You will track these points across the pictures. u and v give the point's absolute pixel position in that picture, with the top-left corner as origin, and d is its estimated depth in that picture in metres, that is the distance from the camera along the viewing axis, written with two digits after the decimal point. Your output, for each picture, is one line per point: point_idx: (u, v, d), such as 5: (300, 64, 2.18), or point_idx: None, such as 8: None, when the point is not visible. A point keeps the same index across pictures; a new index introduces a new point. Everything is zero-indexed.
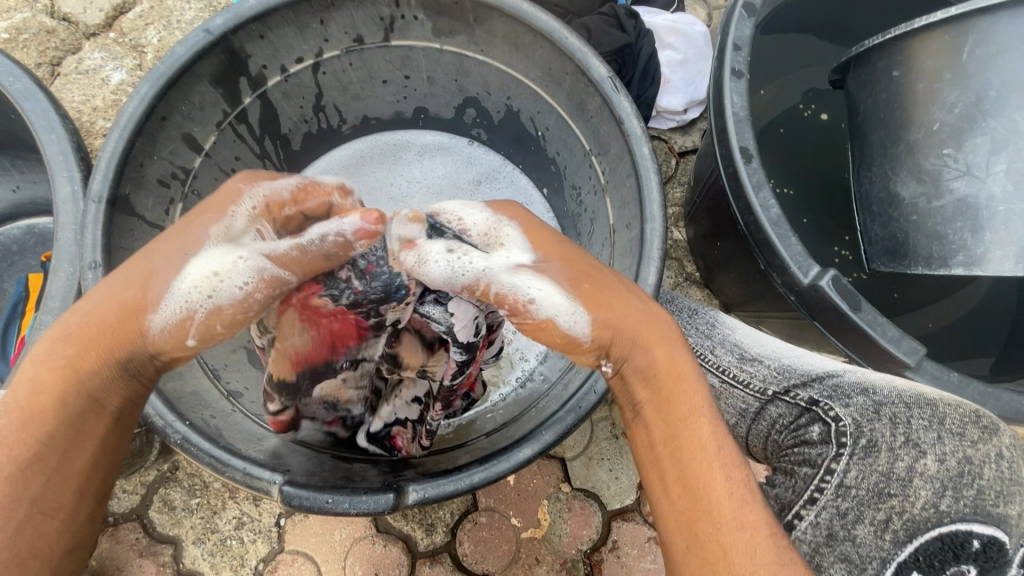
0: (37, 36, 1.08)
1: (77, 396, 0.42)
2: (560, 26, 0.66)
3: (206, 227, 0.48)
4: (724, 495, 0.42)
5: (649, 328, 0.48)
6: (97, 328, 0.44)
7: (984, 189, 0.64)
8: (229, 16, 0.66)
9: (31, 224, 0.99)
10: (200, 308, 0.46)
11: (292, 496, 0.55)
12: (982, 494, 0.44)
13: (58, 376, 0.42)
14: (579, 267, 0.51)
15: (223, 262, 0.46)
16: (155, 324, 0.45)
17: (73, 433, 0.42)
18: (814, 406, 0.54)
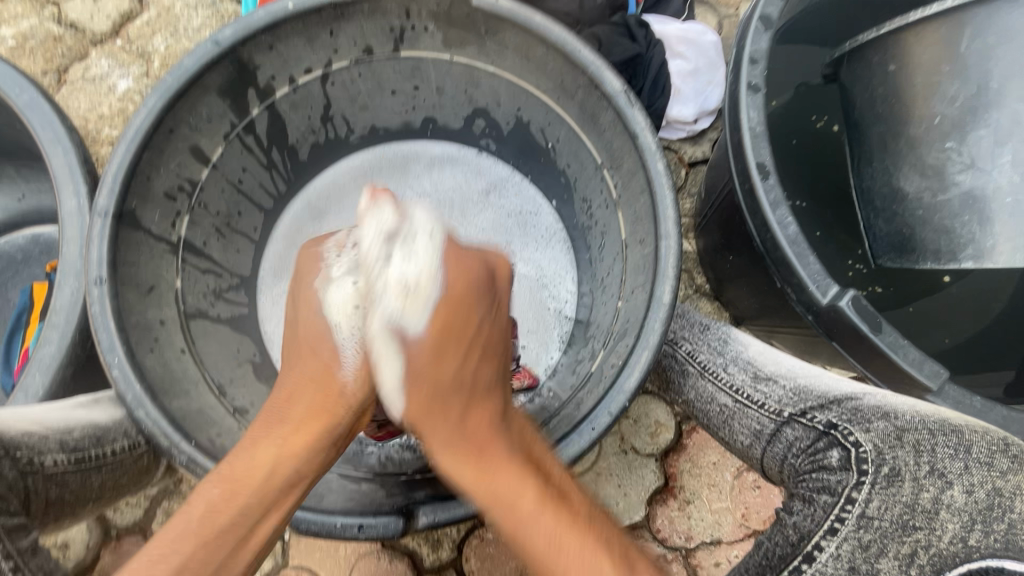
0: (43, 43, 1.08)
1: (332, 418, 0.55)
2: (573, 39, 0.65)
3: (314, 278, 0.60)
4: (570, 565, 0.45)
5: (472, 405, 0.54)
6: (303, 399, 0.56)
7: (990, 181, 0.67)
8: (238, 27, 0.65)
9: (35, 233, 0.97)
10: (367, 338, 0.58)
11: (301, 521, 0.54)
12: (1014, 529, 0.43)
13: (273, 447, 0.52)
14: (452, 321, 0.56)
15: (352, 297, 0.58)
16: (344, 370, 0.57)
17: (316, 437, 0.54)
18: (832, 430, 0.52)
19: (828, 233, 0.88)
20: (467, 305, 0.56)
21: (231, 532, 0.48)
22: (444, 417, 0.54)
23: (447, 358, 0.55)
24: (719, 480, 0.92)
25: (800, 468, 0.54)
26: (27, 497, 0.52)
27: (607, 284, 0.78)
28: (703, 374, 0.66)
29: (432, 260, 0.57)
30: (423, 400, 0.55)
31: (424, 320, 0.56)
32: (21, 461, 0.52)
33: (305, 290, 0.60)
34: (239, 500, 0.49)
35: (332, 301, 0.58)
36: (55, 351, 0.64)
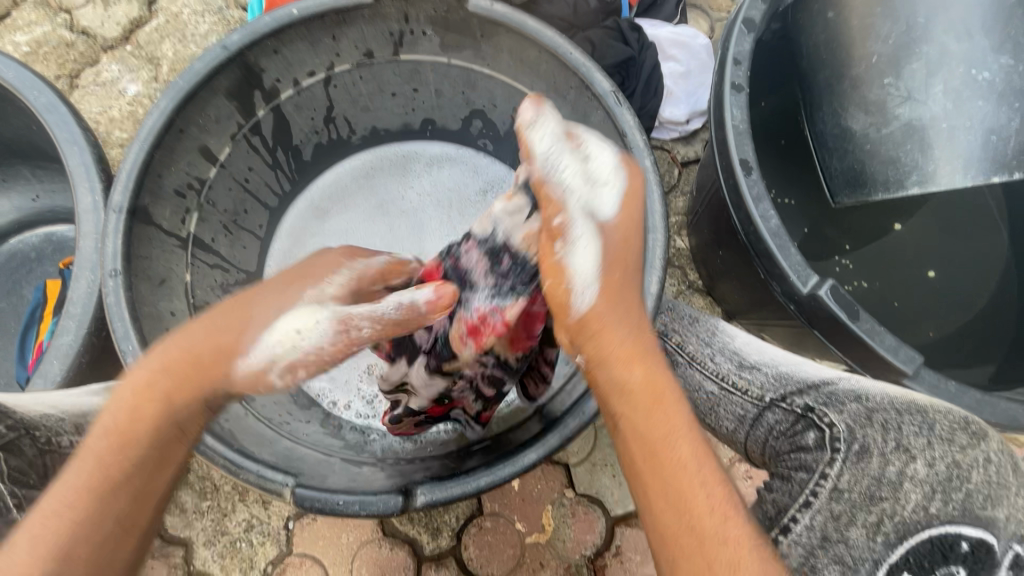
0: (56, 49, 1.11)
1: (173, 424, 0.48)
2: (564, 42, 0.68)
3: (302, 290, 0.55)
4: (706, 512, 0.44)
5: (627, 348, 0.52)
6: (186, 354, 0.50)
7: (926, 110, 0.75)
8: (245, 32, 0.68)
9: (49, 232, 1.01)
10: (281, 359, 0.52)
11: (304, 498, 0.56)
12: (971, 497, 0.45)
13: (156, 396, 0.48)
14: (619, 254, 0.56)
15: (307, 321, 0.53)
16: (240, 364, 0.51)
17: (160, 453, 0.47)
18: (809, 413, 0.55)
19: (815, 230, 0.93)
20: (636, 226, 0.57)
21: (119, 493, 0.44)
22: (621, 311, 0.54)
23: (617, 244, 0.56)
24: None
25: (780, 449, 0.56)
26: (49, 471, 0.57)
27: None
28: (690, 364, 0.67)
29: (615, 176, 0.57)
30: (615, 288, 0.55)
31: (610, 219, 0.56)
32: (40, 438, 0.56)
33: (284, 296, 0.55)
34: (86, 505, 0.43)
35: (287, 320, 0.53)
36: (72, 340, 0.67)
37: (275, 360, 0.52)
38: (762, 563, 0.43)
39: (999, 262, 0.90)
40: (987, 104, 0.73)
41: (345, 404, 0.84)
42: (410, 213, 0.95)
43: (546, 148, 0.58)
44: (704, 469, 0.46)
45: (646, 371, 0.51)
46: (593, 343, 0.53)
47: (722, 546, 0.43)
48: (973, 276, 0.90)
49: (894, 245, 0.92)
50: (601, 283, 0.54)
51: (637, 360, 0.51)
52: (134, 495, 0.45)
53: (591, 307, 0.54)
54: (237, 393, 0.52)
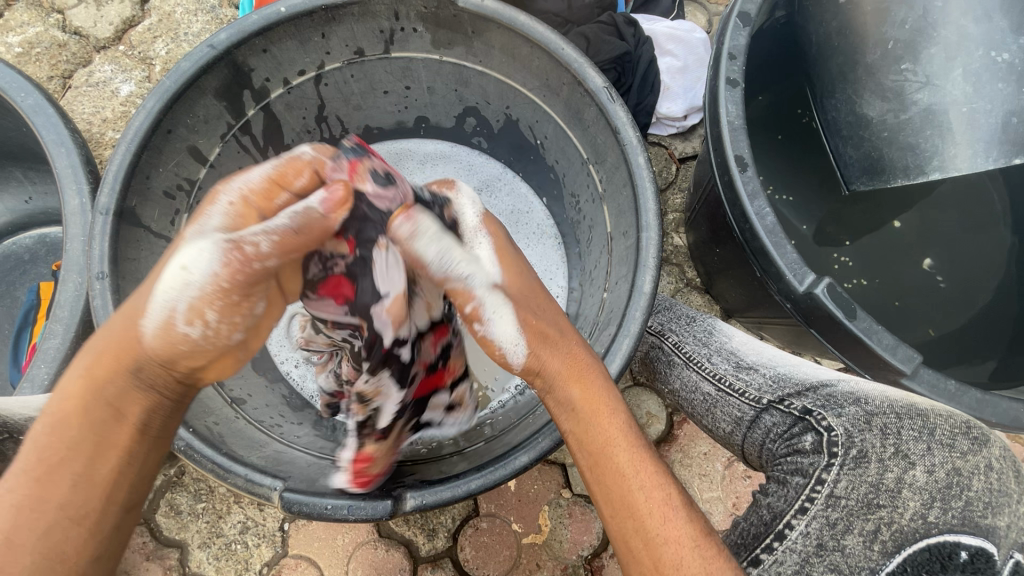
0: (49, 49, 1.11)
1: (98, 403, 0.44)
2: (555, 38, 0.67)
3: (185, 231, 0.48)
4: (651, 515, 0.46)
5: (570, 369, 0.53)
6: (107, 336, 0.46)
7: (945, 95, 0.77)
8: (232, 31, 0.67)
9: (43, 234, 1.01)
10: (180, 302, 0.45)
11: (293, 502, 0.56)
12: (970, 505, 0.44)
13: (78, 379, 0.45)
14: (530, 294, 0.58)
15: (191, 256, 0.46)
16: (149, 326, 0.45)
17: (91, 438, 0.43)
18: (808, 415, 0.54)
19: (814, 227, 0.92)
20: (520, 267, 0.60)
21: (59, 479, 0.42)
22: (551, 345, 0.54)
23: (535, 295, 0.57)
24: (710, 470, 0.93)
25: (777, 452, 0.56)
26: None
27: (595, 277, 0.79)
28: (687, 364, 0.68)
29: (479, 229, 0.62)
30: (539, 330, 0.55)
31: (501, 275, 0.58)
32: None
33: (175, 243, 0.48)
34: (51, 495, 0.41)
35: (178, 257, 0.46)
36: (60, 343, 0.67)
37: (183, 310, 0.45)
38: (704, 552, 0.44)
39: (1004, 258, 0.88)
40: (1006, 86, 0.75)
41: None
42: None
43: (435, 250, 0.57)
44: (646, 466, 0.48)
45: (585, 392, 0.51)
46: (537, 379, 0.55)
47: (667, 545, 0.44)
48: (976, 272, 0.88)
49: (895, 241, 0.91)
50: (526, 335, 0.55)
51: (576, 382, 0.52)
52: (78, 477, 0.42)
53: (528, 357, 0.54)
54: (165, 365, 0.46)
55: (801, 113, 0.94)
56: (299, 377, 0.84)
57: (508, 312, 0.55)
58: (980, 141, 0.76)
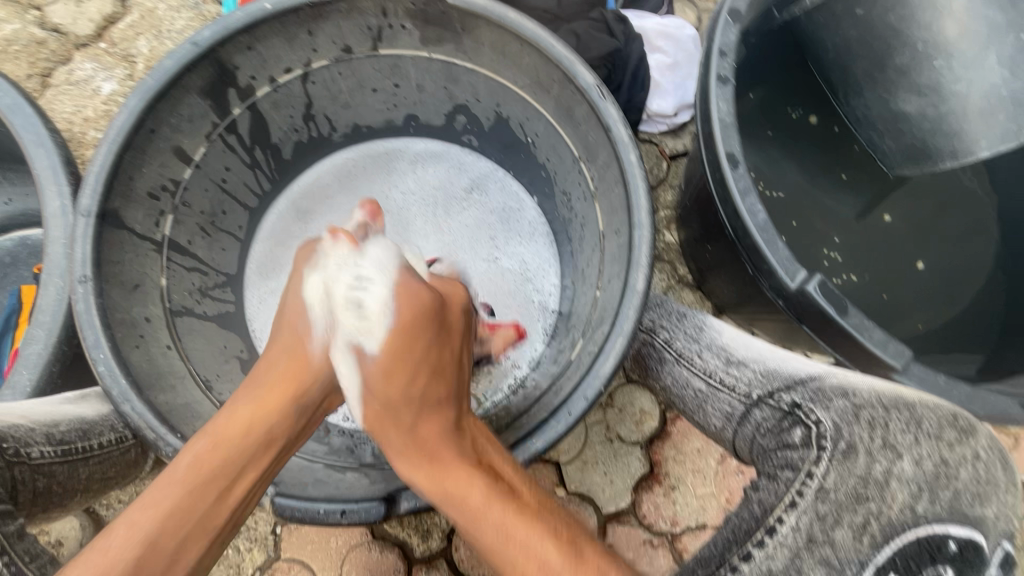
0: (27, 47, 1.08)
1: (261, 433, 0.54)
2: (545, 34, 0.67)
3: (302, 272, 0.63)
4: (529, 568, 0.46)
5: (414, 448, 0.56)
6: (277, 369, 0.59)
7: (985, 80, 0.75)
8: (216, 28, 0.66)
9: (24, 236, 0.98)
10: (337, 324, 0.60)
11: (284, 507, 0.56)
12: (958, 496, 0.46)
13: (248, 413, 0.55)
14: (402, 371, 0.59)
15: (322, 286, 0.62)
16: (317, 343, 0.60)
17: (250, 458, 0.53)
18: (796, 409, 0.54)
19: (802, 221, 0.92)
20: (405, 371, 0.59)
21: (203, 493, 0.50)
22: (400, 420, 0.58)
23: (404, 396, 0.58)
24: (703, 465, 0.94)
25: (766, 447, 0.55)
26: (15, 486, 0.53)
27: (587, 276, 0.79)
28: (679, 361, 0.68)
29: (386, 305, 0.60)
30: (382, 416, 0.59)
31: (373, 351, 0.59)
32: (8, 451, 0.53)
33: (293, 277, 0.64)
34: (200, 496, 0.50)
35: (310, 287, 0.62)
36: (42, 350, 0.66)
37: (331, 322, 0.61)
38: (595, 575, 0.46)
39: (989, 254, 0.90)
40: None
41: None
42: (397, 214, 0.94)
43: (346, 282, 0.61)
44: (544, 568, 0.46)
45: (428, 472, 0.54)
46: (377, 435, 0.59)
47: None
48: (963, 268, 0.89)
49: (883, 237, 0.91)
50: (369, 410, 0.60)
51: (420, 464, 0.55)
52: (220, 493, 0.51)
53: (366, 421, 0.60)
54: (321, 383, 0.60)
55: (790, 110, 0.95)
56: None
57: (357, 378, 0.60)
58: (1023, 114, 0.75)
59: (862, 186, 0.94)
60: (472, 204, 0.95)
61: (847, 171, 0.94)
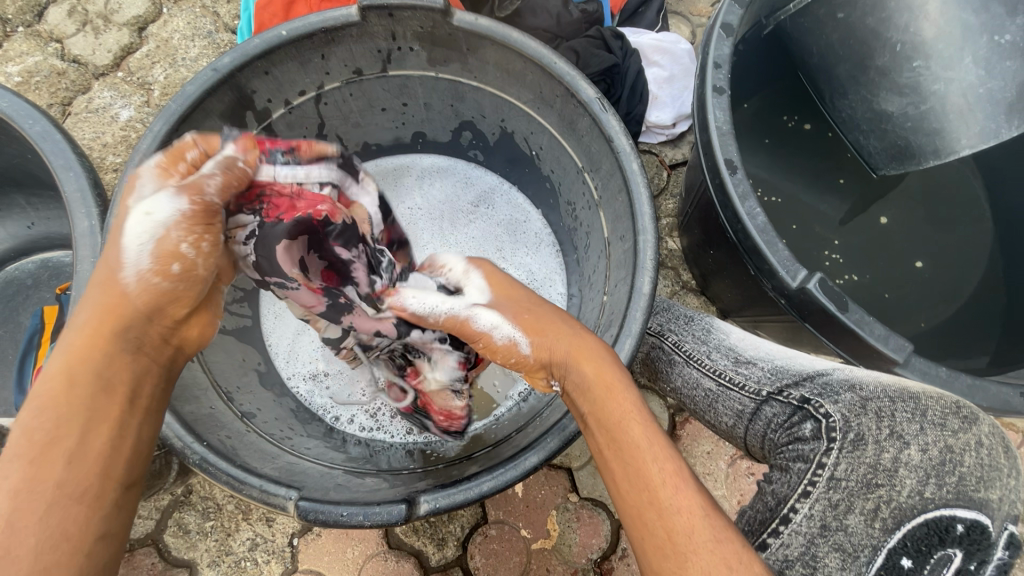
0: (48, 78, 1.13)
1: (83, 378, 0.44)
2: (548, 53, 0.70)
3: (126, 202, 0.51)
4: (659, 484, 0.44)
5: (579, 349, 0.54)
6: (89, 308, 0.47)
7: (958, 80, 0.76)
8: (235, 55, 0.69)
9: (46, 258, 1.02)
10: (161, 245, 0.49)
11: (309, 510, 0.57)
12: (963, 480, 0.45)
13: (58, 366, 0.44)
14: (523, 304, 0.61)
15: (145, 215, 0.49)
16: (129, 276, 0.48)
17: (85, 414, 0.43)
18: (806, 404, 0.56)
19: (801, 225, 0.94)
20: (515, 288, 0.64)
21: (52, 456, 0.41)
22: (556, 330, 0.57)
23: (535, 310, 0.60)
24: (714, 468, 0.94)
25: (778, 441, 0.57)
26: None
27: (594, 281, 0.81)
28: (688, 362, 0.71)
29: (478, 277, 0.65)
30: (534, 322, 0.58)
31: (489, 296, 0.62)
32: None
33: (116, 218, 0.50)
34: (45, 472, 0.41)
35: (129, 227, 0.48)
36: None
37: (149, 249, 0.48)
38: (718, 524, 0.42)
39: (983, 253, 0.92)
40: (1013, 63, 0.74)
41: (348, 418, 0.84)
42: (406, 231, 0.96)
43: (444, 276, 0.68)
44: (680, 484, 0.44)
45: (596, 366, 0.52)
46: (551, 368, 0.57)
47: (662, 486, 0.44)
48: (961, 266, 0.92)
49: (882, 237, 0.94)
50: (523, 329, 0.58)
51: (585, 359, 0.53)
52: (71, 455, 0.42)
53: (534, 348, 0.57)
54: (150, 318, 0.48)
55: (785, 118, 0.99)
56: (308, 392, 0.85)
57: (497, 314, 0.60)
58: (999, 113, 0.76)
59: (857, 190, 0.96)
60: (478, 217, 0.97)
61: (844, 175, 0.96)
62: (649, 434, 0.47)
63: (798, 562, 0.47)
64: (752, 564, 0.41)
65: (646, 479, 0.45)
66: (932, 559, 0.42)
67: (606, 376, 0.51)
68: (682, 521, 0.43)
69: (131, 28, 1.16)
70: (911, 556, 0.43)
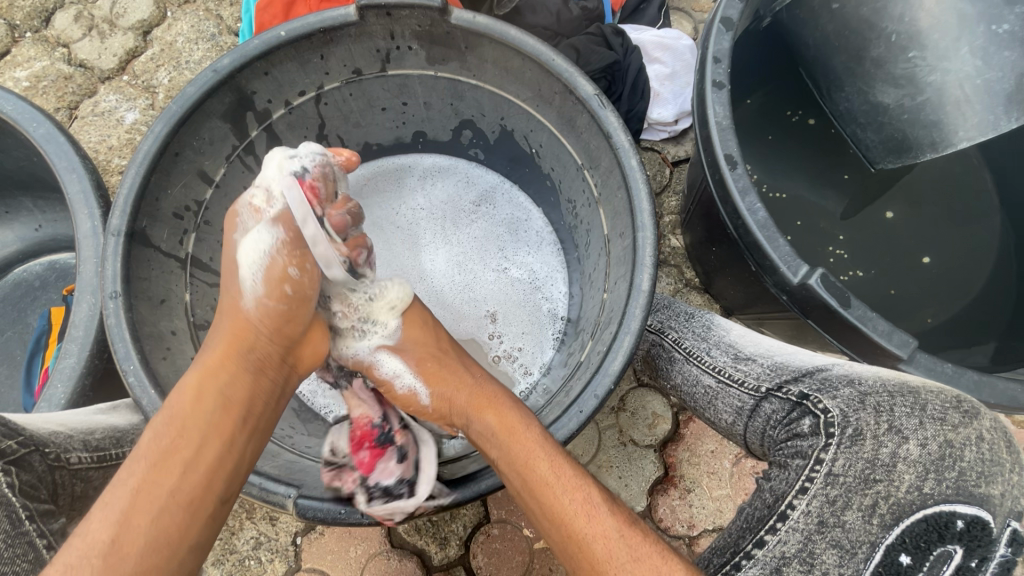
0: (55, 82, 1.14)
1: (210, 389, 0.55)
2: (546, 50, 0.69)
3: (235, 245, 0.64)
4: (578, 518, 0.51)
5: (477, 400, 0.62)
6: (220, 333, 0.60)
7: (957, 70, 0.75)
8: (235, 56, 0.70)
9: (52, 260, 1.03)
10: (274, 270, 0.63)
11: (306, 509, 0.57)
12: (963, 475, 0.46)
13: (195, 382, 0.56)
14: (427, 350, 0.67)
15: (258, 242, 0.64)
16: (252, 304, 0.62)
17: (208, 417, 0.54)
18: (805, 400, 0.55)
19: (806, 221, 0.93)
20: (429, 331, 0.70)
21: (176, 456, 0.51)
22: (454, 380, 0.65)
23: (441, 347, 0.69)
24: (718, 467, 0.93)
25: (777, 438, 0.57)
26: (56, 489, 0.57)
27: (595, 279, 0.81)
28: (689, 359, 0.70)
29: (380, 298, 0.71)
30: (436, 371, 0.66)
31: (398, 335, 0.69)
32: (49, 455, 0.57)
33: (228, 249, 0.65)
34: (171, 468, 0.51)
35: (246, 254, 0.63)
36: (75, 362, 0.69)
37: (262, 276, 0.62)
38: (628, 541, 0.49)
39: (992, 248, 0.91)
40: (1012, 54, 0.73)
41: None
42: (406, 229, 0.96)
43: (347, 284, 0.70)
44: (592, 511, 0.51)
45: (497, 414, 0.59)
46: (452, 416, 0.65)
47: (578, 516, 0.51)
48: (970, 262, 0.90)
49: (888, 232, 0.92)
50: (425, 380, 0.66)
51: (485, 409, 0.60)
52: (192, 452, 0.52)
53: (435, 399, 0.66)
54: (268, 338, 0.61)
55: (788, 113, 0.98)
56: (310, 392, 0.83)
57: (393, 353, 0.68)
58: (997, 104, 0.75)
59: (860, 184, 0.95)
60: (478, 216, 0.96)
61: (849, 171, 0.95)
62: (555, 467, 0.53)
63: (795, 560, 0.47)
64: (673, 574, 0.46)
65: (566, 516, 0.51)
66: (931, 554, 0.44)
67: (508, 419, 0.58)
68: (603, 551, 0.49)
69: (136, 31, 1.17)
70: (909, 552, 0.44)
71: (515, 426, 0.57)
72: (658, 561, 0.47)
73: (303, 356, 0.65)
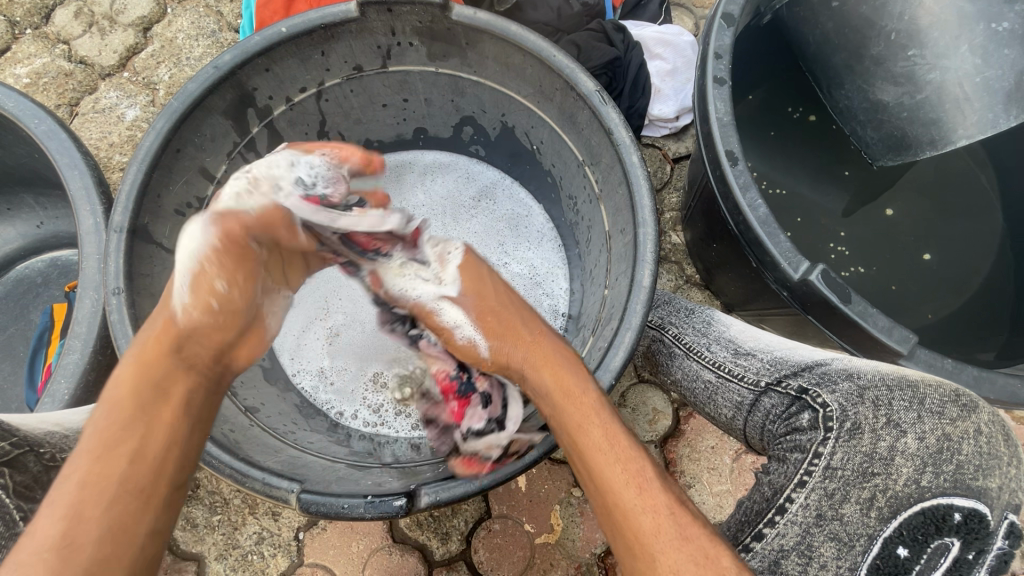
0: (56, 79, 1.14)
1: (145, 385, 0.52)
2: (547, 46, 0.69)
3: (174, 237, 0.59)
4: (623, 487, 0.51)
5: (545, 360, 0.62)
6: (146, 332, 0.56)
7: (956, 69, 0.75)
8: (236, 52, 0.70)
9: (54, 257, 1.03)
10: (201, 266, 0.56)
11: (310, 503, 0.58)
12: (961, 468, 0.46)
13: (126, 380, 0.52)
14: (487, 304, 0.68)
15: (187, 237, 0.57)
16: (178, 305, 0.56)
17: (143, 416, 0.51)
18: (804, 394, 0.56)
19: (807, 218, 0.93)
20: (483, 281, 0.69)
21: (116, 456, 0.48)
22: (517, 338, 0.65)
23: (499, 313, 0.67)
24: (718, 463, 0.94)
25: (777, 433, 0.57)
26: None
27: (596, 275, 0.81)
28: (689, 354, 0.70)
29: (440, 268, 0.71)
30: (493, 327, 0.67)
31: (457, 290, 0.69)
32: (43, 456, 0.58)
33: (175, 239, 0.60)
34: (112, 469, 0.48)
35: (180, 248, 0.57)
36: (79, 358, 0.70)
37: (188, 278, 0.56)
38: (676, 518, 0.48)
39: (993, 244, 0.91)
40: (1012, 52, 0.73)
41: (352, 414, 0.84)
42: None
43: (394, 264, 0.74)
44: (641, 484, 0.51)
45: (562, 376, 0.59)
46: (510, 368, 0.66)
47: (626, 487, 0.51)
48: (970, 258, 0.90)
49: (888, 228, 0.92)
50: (483, 332, 0.67)
51: (552, 370, 0.60)
52: (134, 452, 0.49)
53: (492, 351, 0.67)
54: (198, 335, 0.57)
55: (789, 110, 0.98)
56: (312, 388, 0.85)
57: (458, 309, 0.69)
58: (997, 102, 0.75)
59: (861, 180, 0.95)
60: (479, 212, 0.97)
61: (850, 168, 0.95)
62: (608, 436, 0.54)
63: (793, 552, 0.47)
64: (719, 556, 0.45)
65: (613, 485, 0.51)
66: (928, 546, 0.45)
67: (566, 385, 0.58)
68: (647, 521, 0.48)
69: (136, 28, 1.17)
70: (907, 545, 0.45)
71: (575, 387, 0.58)
72: (705, 542, 0.47)
73: (241, 351, 0.61)
